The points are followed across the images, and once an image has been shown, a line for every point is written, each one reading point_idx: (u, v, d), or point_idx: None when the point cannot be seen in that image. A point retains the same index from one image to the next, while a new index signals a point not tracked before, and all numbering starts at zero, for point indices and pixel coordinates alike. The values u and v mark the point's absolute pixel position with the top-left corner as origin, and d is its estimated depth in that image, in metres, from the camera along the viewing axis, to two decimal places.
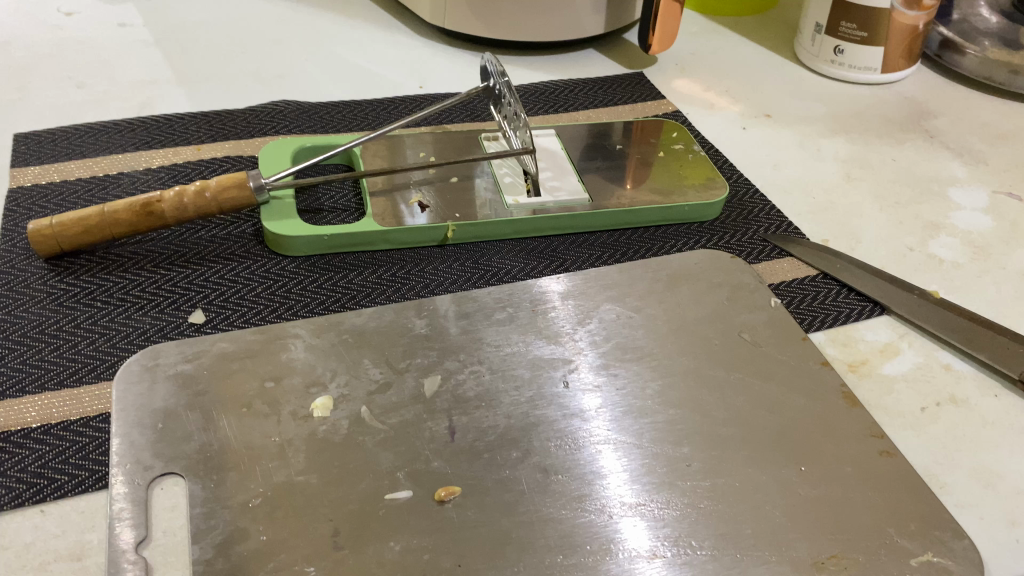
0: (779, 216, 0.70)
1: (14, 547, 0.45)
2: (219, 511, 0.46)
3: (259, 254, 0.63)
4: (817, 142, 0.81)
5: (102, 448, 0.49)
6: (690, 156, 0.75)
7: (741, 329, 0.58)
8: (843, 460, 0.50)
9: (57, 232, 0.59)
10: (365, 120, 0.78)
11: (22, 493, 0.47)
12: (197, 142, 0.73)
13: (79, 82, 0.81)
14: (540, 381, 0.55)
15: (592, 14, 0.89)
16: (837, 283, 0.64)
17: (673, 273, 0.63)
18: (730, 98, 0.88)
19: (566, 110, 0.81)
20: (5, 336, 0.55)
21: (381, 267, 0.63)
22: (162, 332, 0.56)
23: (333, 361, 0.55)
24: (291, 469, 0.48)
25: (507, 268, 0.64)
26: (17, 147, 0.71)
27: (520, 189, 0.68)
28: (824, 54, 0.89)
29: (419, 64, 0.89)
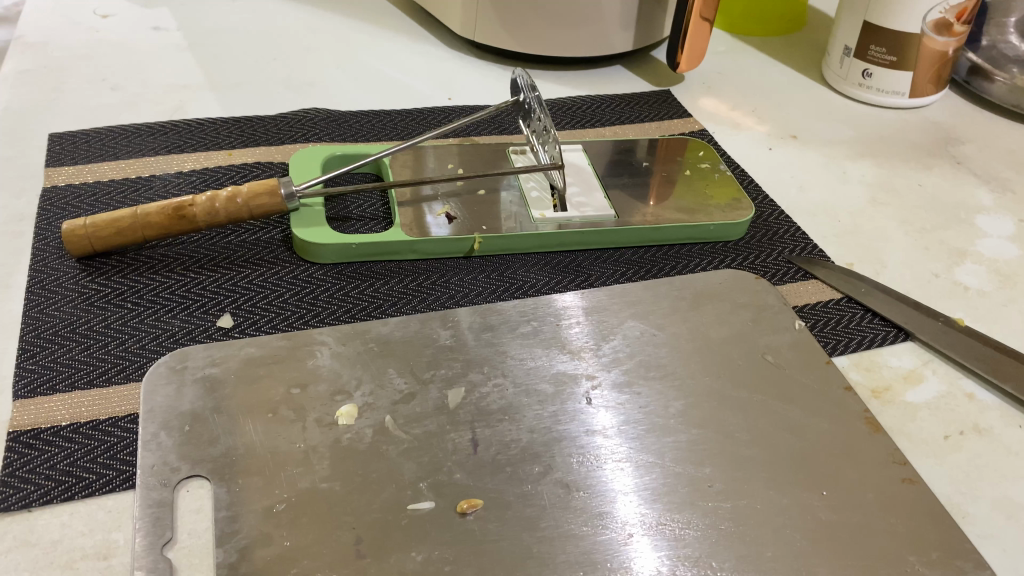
0: (805, 238, 0.71)
1: (42, 544, 0.45)
2: (245, 516, 0.46)
3: (288, 260, 0.64)
4: (843, 165, 0.81)
5: (130, 449, 0.50)
6: (717, 175, 0.75)
7: (763, 350, 0.58)
8: (864, 487, 0.50)
9: (89, 233, 0.59)
10: (394, 130, 0.78)
11: (50, 490, 0.47)
12: (227, 147, 0.73)
13: (113, 84, 0.82)
14: (563, 397, 0.55)
15: (622, 31, 0.89)
16: (861, 307, 0.64)
17: (698, 292, 0.63)
18: (757, 118, 0.88)
19: (593, 126, 0.82)
20: (36, 335, 0.56)
21: (407, 277, 0.64)
22: (191, 335, 0.57)
23: (358, 369, 0.55)
24: (316, 476, 0.49)
25: (532, 281, 0.64)
26: (51, 146, 0.72)
27: (547, 204, 0.69)
28: (852, 77, 0.89)
29: (448, 76, 0.90)
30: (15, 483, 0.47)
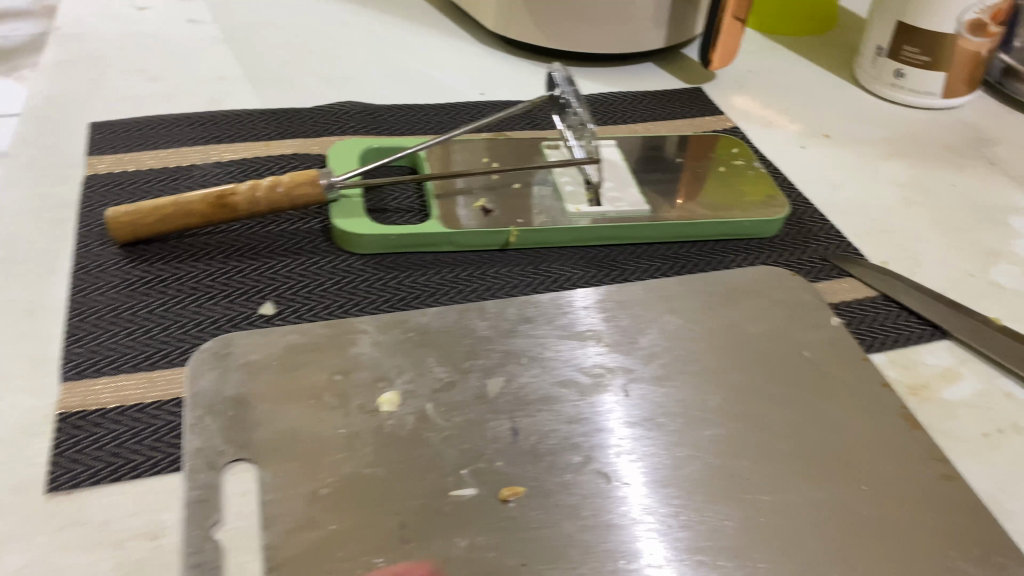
0: (839, 236, 0.71)
1: (92, 523, 0.46)
2: (290, 498, 0.47)
3: (327, 250, 0.65)
4: (876, 164, 0.81)
5: (176, 432, 0.50)
6: (751, 172, 0.75)
7: (800, 346, 0.59)
8: (903, 482, 0.51)
9: (133, 220, 0.60)
10: (429, 124, 0.79)
11: (99, 471, 0.48)
12: (265, 138, 0.74)
13: (151, 75, 0.83)
14: (601, 388, 0.55)
15: (654, 29, 0.89)
16: (897, 305, 0.64)
17: (734, 287, 0.63)
18: (788, 116, 0.88)
19: (625, 122, 0.82)
20: (82, 319, 0.57)
21: (444, 268, 0.64)
22: (233, 321, 0.58)
23: (398, 357, 0.56)
24: (360, 461, 0.49)
25: (568, 274, 0.65)
26: (92, 136, 0.73)
27: (582, 198, 0.69)
28: (884, 77, 0.89)
29: (481, 72, 0.90)
30: (65, 463, 0.48)
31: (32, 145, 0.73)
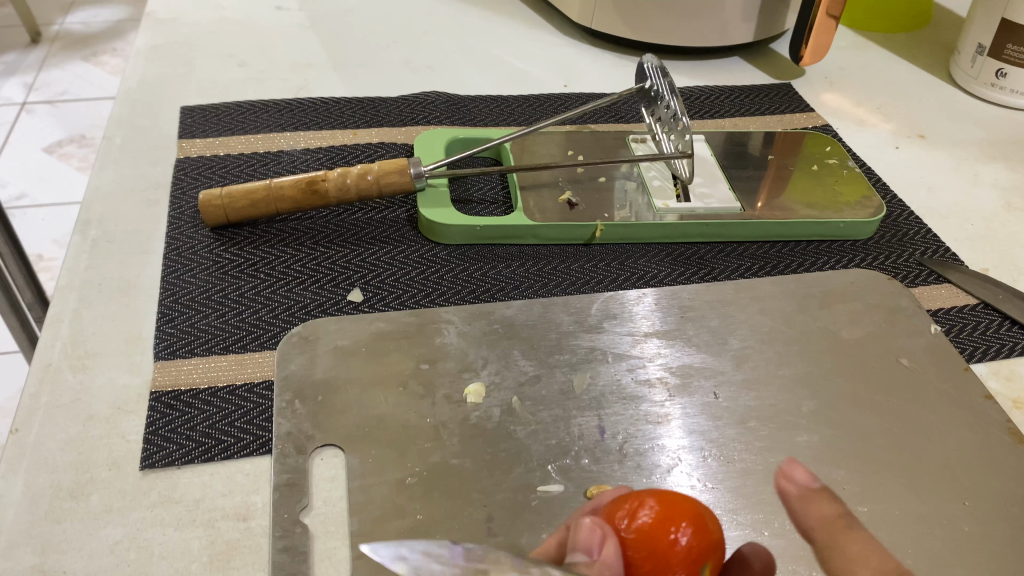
0: (936, 240, 0.69)
1: (185, 502, 0.47)
2: (377, 486, 0.47)
3: (413, 240, 0.65)
4: (975, 167, 0.79)
5: (266, 415, 0.51)
6: (845, 171, 0.73)
7: (897, 353, 0.57)
8: (1007, 499, 0.49)
9: (225, 203, 0.61)
10: (514, 115, 0.79)
11: (191, 450, 0.49)
12: (352, 126, 0.75)
13: (241, 60, 0.86)
14: (691, 388, 0.54)
15: (745, 24, 0.87)
16: (999, 314, 0.61)
17: (827, 291, 0.62)
18: (883, 115, 0.86)
19: (712, 117, 0.81)
20: (175, 299, 0.58)
21: (530, 261, 0.64)
22: (321, 307, 0.58)
23: (484, 349, 0.55)
24: (447, 451, 0.49)
25: (654, 271, 0.64)
26: (184, 119, 0.75)
27: (669, 193, 0.68)
28: (984, 77, 0.86)
29: (564, 64, 0.90)
30: (158, 441, 0.49)
31: (126, 127, 0.75)
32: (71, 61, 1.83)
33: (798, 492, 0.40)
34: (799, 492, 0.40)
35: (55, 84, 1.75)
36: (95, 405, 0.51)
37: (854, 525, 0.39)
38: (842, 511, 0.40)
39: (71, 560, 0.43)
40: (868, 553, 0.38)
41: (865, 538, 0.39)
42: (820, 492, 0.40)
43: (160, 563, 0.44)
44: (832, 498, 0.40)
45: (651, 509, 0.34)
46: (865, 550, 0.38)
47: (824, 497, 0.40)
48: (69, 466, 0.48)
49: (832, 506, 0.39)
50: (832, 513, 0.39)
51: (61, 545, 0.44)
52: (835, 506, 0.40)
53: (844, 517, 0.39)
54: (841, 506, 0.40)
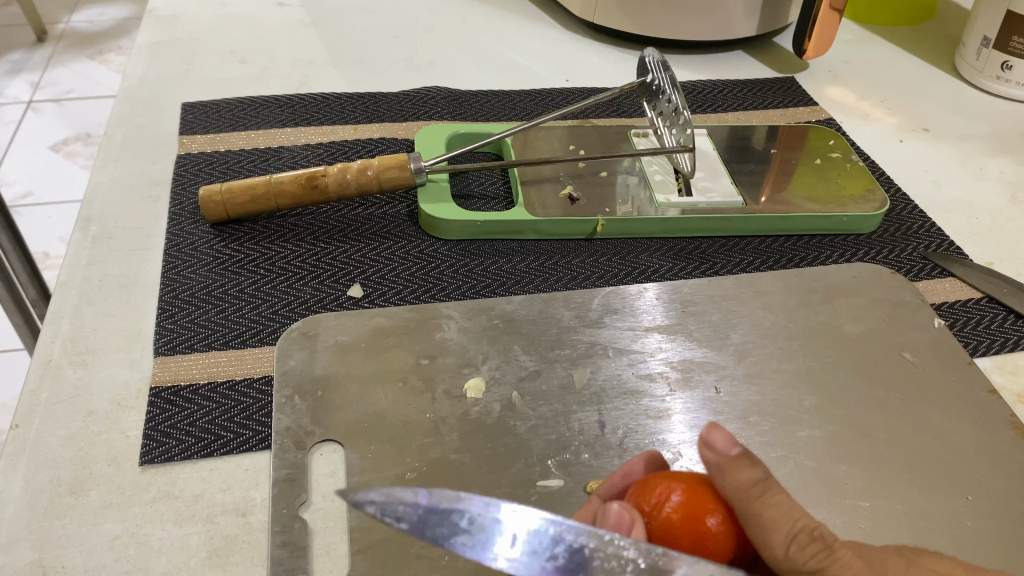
0: (940, 234, 0.68)
1: (184, 498, 0.46)
2: (376, 481, 0.47)
3: (414, 235, 0.65)
4: (979, 161, 0.78)
5: (266, 410, 0.51)
6: (848, 165, 0.73)
7: (900, 348, 0.57)
8: (1012, 495, 0.48)
9: (225, 199, 0.61)
10: (515, 110, 0.78)
11: (190, 446, 0.48)
12: (353, 122, 0.75)
13: (242, 57, 0.85)
14: (691, 383, 0.54)
15: (748, 17, 0.87)
16: (1003, 308, 0.61)
17: (830, 285, 0.61)
18: (887, 109, 0.85)
19: (714, 112, 0.81)
20: (174, 295, 0.58)
21: (531, 256, 0.64)
22: (322, 303, 0.58)
23: (484, 344, 0.55)
24: (447, 447, 0.49)
25: (655, 266, 0.63)
26: (184, 116, 0.74)
27: (671, 187, 0.68)
28: (989, 70, 0.86)
29: (566, 59, 0.89)
30: (157, 436, 0.49)
31: (127, 124, 0.75)
32: (77, 59, 1.83)
33: (718, 461, 0.35)
34: (719, 461, 0.35)
35: (60, 83, 1.75)
36: (95, 401, 0.51)
37: (777, 488, 0.34)
38: (763, 473, 0.34)
39: (70, 556, 0.43)
40: (785, 522, 0.34)
41: (786, 498, 0.34)
42: (739, 458, 0.35)
43: (160, 558, 0.44)
44: (752, 462, 0.35)
45: (681, 498, 0.34)
46: (782, 519, 0.34)
47: (744, 463, 0.34)
48: (68, 462, 0.48)
49: (750, 474, 0.34)
50: (749, 482, 0.34)
51: (60, 541, 0.44)
52: (754, 472, 0.34)
53: (762, 483, 0.34)
54: (764, 467, 0.35)
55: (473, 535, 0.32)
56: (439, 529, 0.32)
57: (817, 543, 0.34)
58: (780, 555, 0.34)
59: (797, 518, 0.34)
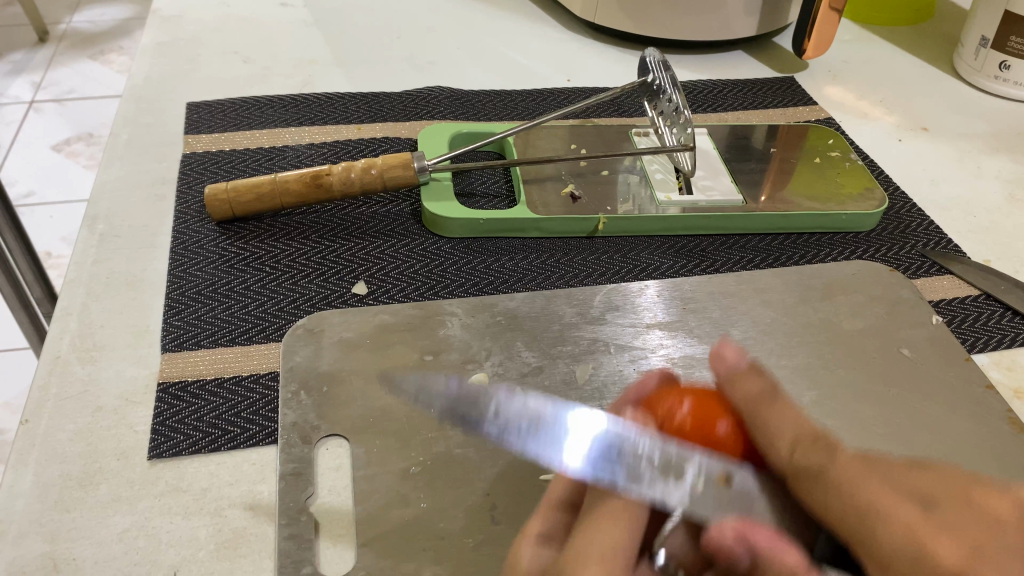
0: (939, 232, 0.69)
1: (192, 491, 0.47)
2: (382, 475, 0.47)
3: (417, 233, 0.65)
4: (978, 160, 0.79)
5: (272, 405, 0.51)
6: (847, 164, 0.73)
7: (898, 344, 0.57)
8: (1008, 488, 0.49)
9: (231, 197, 0.62)
10: (517, 109, 0.79)
11: (198, 441, 0.49)
12: (356, 121, 0.75)
13: (246, 57, 0.86)
14: (692, 378, 0.54)
15: (748, 17, 0.87)
16: (1000, 305, 0.61)
17: (829, 282, 0.62)
18: (886, 108, 0.86)
19: (715, 111, 0.81)
20: (181, 293, 0.58)
21: (533, 254, 0.64)
22: (327, 300, 0.59)
23: (487, 341, 0.56)
24: (451, 441, 0.49)
25: (655, 264, 0.64)
26: (189, 115, 0.75)
27: (671, 186, 0.69)
28: (987, 69, 0.87)
29: (568, 59, 0.90)
30: (165, 431, 0.49)
31: (132, 124, 0.75)
32: (79, 60, 1.83)
33: (729, 372, 0.39)
34: (727, 374, 0.39)
35: (63, 83, 1.76)
36: (104, 397, 0.52)
37: (784, 398, 0.37)
38: (769, 384, 0.38)
39: (81, 549, 0.44)
40: (793, 428, 0.36)
41: (793, 407, 0.37)
42: (747, 369, 0.39)
43: (169, 551, 0.44)
44: (758, 373, 0.38)
45: (691, 406, 0.38)
46: (787, 423, 0.36)
47: (752, 374, 0.38)
48: (78, 456, 0.48)
49: (758, 384, 0.37)
50: (758, 389, 0.38)
51: (71, 534, 0.45)
52: (763, 382, 0.38)
53: (769, 391, 0.37)
54: (771, 379, 0.38)
55: (501, 430, 0.40)
56: (474, 422, 0.40)
57: (820, 448, 0.34)
58: (785, 458, 0.35)
59: (802, 429, 0.36)
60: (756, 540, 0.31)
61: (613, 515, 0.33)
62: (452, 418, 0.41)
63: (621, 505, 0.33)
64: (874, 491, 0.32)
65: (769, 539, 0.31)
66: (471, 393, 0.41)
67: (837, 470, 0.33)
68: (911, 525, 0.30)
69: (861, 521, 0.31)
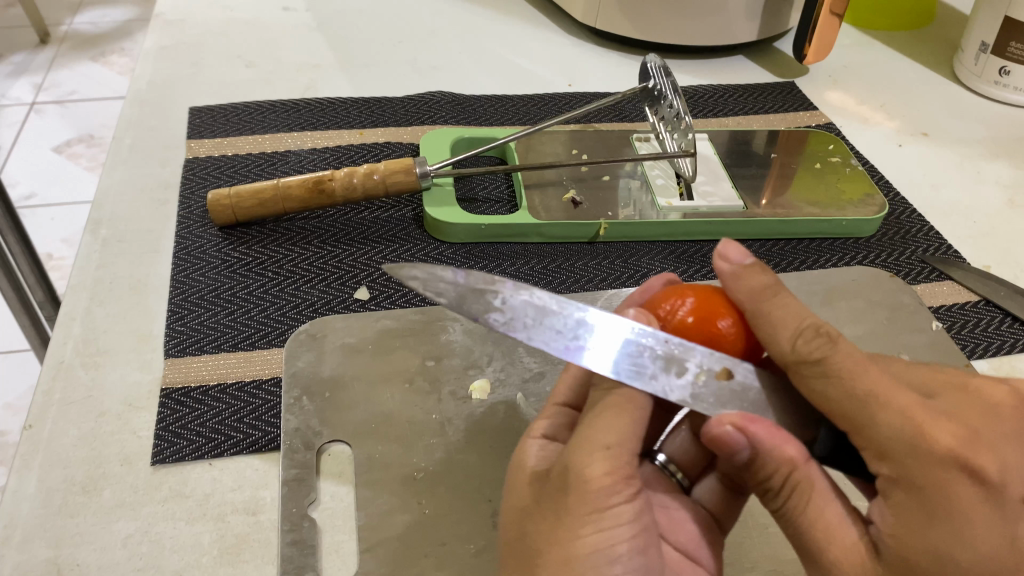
0: (939, 237, 0.69)
1: (195, 496, 0.47)
2: (384, 480, 0.48)
3: (419, 238, 0.66)
4: (977, 165, 0.79)
5: (274, 411, 0.52)
6: (848, 170, 0.74)
7: (899, 350, 0.57)
8: None
9: (233, 202, 0.62)
10: (518, 114, 0.79)
11: (201, 446, 0.49)
12: (358, 126, 0.76)
13: (248, 61, 0.86)
14: None
15: (748, 22, 0.87)
16: (1000, 310, 0.62)
17: (830, 288, 0.62)
18: (886, 113, 0.86)
19: (715, 116, 0.82)
20: (184, 298, 0.59)
21: (534, 259, 0.64)
22: (329, 305, 0.59)
23: (489, 346, 0.56)
24: (452, 447, 0.50)
25: (656, 269, 0.64)
26: (192, 120, 0.75)
27: (673, 191, 0.69)
28: (987, 74, 0.87)
29: (569, 64, 0.90)
30: (168, 437, 0.50)
31: (135, 128, 0.75)
32: (81, 62, 1.84)
33: (733, 270, 0.40)
34: (733, 270, 0.40)
35: (64, 85, 1.76)
36: (107, 402, 0.52)
37: (785, 292, 0.38)
38: (772, 280, 0.39)
39: (85, 554, 0.44)
40: (791, 321, 0.37)
41: (795, 301, 0.38)
42: (752, 266, 0.39)
43: (172, 556, 0.45)
44: (763, 270, 0.39)
45: (693, 304, 0.40)
46: (786, 317, 0.37)
47: (756, 271, 0.39)
48: (81, 461, 0.49)
49: (760, 278, 0.38)
50: (761, 284, 0.39)
51: (75, 539, 0.45)
52: (766, 277, 0.39)
53: (772, 287, 0.38)
54: (775, 275, 0.39)
55: (504, 312, 0.38)
56: (475, 304, 0.37)
57: (821, 337, 0.35)
58: (787, 348, 0.36)
59: (801, 317, 0.37)
60: (753, 432, 0.36)
61: (616, 406, 0.37)
62: (454, 310, 0.37)
63: (624, 396, 0.37)
64: (876, 380, 0.34)
65: (766, 431, 0.36)
66: (475, 285, 0.38)
67: (839, 357, 0.34)
68: (909, 411, 0.33)
69: (863, 407, 0.33)
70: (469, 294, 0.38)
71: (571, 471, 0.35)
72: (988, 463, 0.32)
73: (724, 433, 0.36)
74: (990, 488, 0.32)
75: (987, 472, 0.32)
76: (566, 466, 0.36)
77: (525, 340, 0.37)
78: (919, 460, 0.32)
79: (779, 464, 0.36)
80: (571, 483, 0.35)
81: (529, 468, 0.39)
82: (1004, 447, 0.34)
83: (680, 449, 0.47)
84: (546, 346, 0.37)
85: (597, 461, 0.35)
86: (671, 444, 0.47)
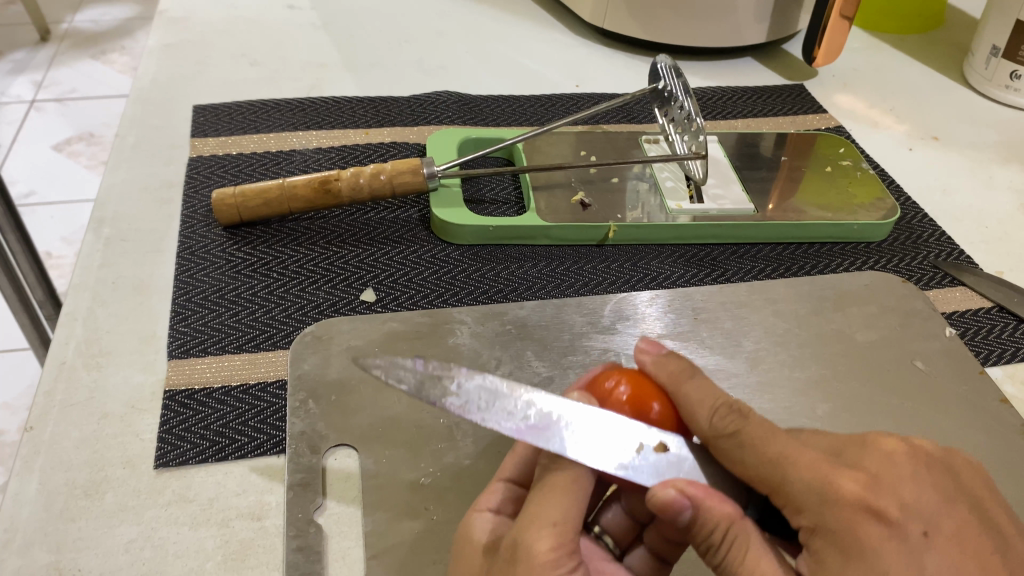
0: (951, 242, 0.68)
1: (199, 501, 0.47)
2: (391, 486, 0.47)
3: (426, 239, 0.65)
4: (989, 169, 0.78)
5: (279, 414, 0.51)
6: (859, 173, 0.73)
7: (912, 357, 0.57)
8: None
9: (238, 202, 0.61)
10: (525, 115, 0.79)
11: (205, 450, 0.48)
12: (363, 126, 0.75)
13: (253, 60, 0.86)
14: None
15: (758, 24, 0.87)
16: (1014, 317, 0.61)
17: (842, 293, 0.61)
18: (896, 117, 0.86)
19: (724, 118, 0.81)
20: (187, 299, 0.58)
21: (542, 262, 0.64)
22: (334, 307, 0.58)
23: (497, 350, 0.55)
24: (461, 452, 0.49)
25: (666, 273, 0.64)
26: (196, 118, 0.75)
27: (682, 194, 0.68)
28: (998, 79, 0.86)
29: (577, 65, 0.90)
30: (172, 440, 0.49)
31: (139, 126, 0.75)
32: (80, 60, 1.83)
33: (653, 358, 0.41)
34: (653, 359, 0.41)
35: (64, 83, 1.75)
36: (110, 404, 0.51)
37: (700, 376, 0.40)
38: (688, 364, 0.41)
39: (86, 559, 0.43)
40: (709, 402, 0.38)
41: (708, 383, 0.39)
42: (668, 355, 0.41)
43: (175, 561, 0.44)
44: (679, 358, 0.41)
45: (631, 384, 0.41)
46: (704, 399, 0.38)
47: (673, 358, 0.41)
48: (83, 465, 0.48)
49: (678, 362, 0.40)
50: (679, 368, 0.40)
51: (77, 543, 0.44)
52: (682, 363, 0.41)
53: (689, 370, 0.40)
54: (690, 361, 0.41)
55: (459, 397, 0.38)
56: (431, 390, 0.38)
57: (734, 413, 0.37)
58: (705, 425, 0.38)
59: (715, 395, 0.38)
60: (693, 493, 0.35)
61: (558, 488, 0.36)
62: (414, 397, 0.37)
63: (565, 478, 0.37)
64: (784, 443, 0.35)
65: (706, 491, 0.35)
66: (433, 372, 0.38)
67: (751, 427, 0.36)
68: (816, 464, 0.34)
69: (775, 468, 0.34)
70: (428, 380, 0.38)
71: (518, 547, 0.35)
72: (891, 504, 0.32)
73: (668, 496, 0.35)
74: (899, 529, 0.32)
75: (891, 511, 0.32)
76: (514, 542, 0.35)
77: (480, 422, 0.37)
78: (826, 507, 0.33)
79: (717, 521, 0.35)
80: (519, 557, 0.34)
81: (481, 543, 0.38)
82: (912, 490, 0.34)
83: (614, 522, 0.45)
84: (499, 429, 0.37)
85: (544, 537, 0.34)
86: (605, 516, 0.45)
